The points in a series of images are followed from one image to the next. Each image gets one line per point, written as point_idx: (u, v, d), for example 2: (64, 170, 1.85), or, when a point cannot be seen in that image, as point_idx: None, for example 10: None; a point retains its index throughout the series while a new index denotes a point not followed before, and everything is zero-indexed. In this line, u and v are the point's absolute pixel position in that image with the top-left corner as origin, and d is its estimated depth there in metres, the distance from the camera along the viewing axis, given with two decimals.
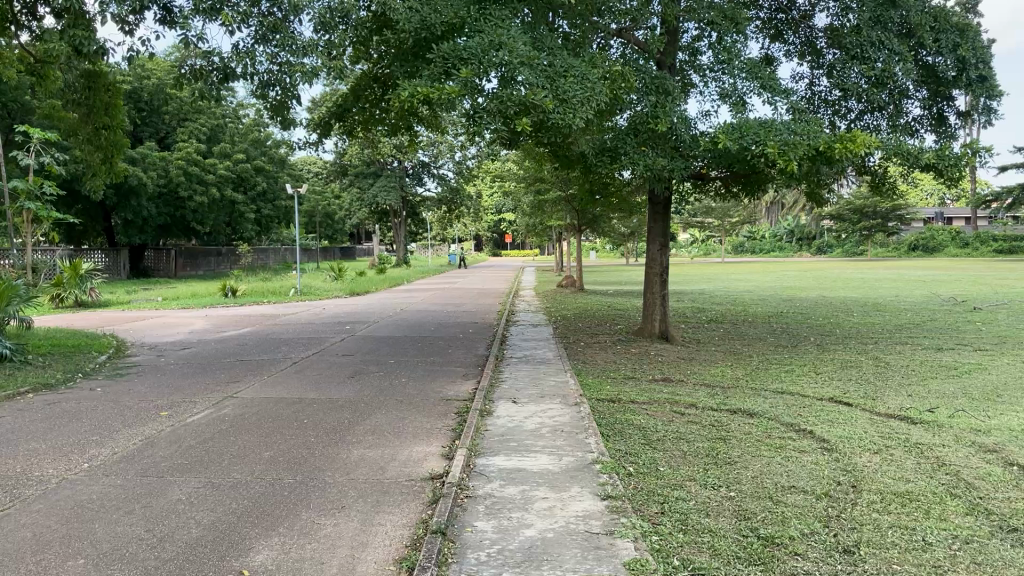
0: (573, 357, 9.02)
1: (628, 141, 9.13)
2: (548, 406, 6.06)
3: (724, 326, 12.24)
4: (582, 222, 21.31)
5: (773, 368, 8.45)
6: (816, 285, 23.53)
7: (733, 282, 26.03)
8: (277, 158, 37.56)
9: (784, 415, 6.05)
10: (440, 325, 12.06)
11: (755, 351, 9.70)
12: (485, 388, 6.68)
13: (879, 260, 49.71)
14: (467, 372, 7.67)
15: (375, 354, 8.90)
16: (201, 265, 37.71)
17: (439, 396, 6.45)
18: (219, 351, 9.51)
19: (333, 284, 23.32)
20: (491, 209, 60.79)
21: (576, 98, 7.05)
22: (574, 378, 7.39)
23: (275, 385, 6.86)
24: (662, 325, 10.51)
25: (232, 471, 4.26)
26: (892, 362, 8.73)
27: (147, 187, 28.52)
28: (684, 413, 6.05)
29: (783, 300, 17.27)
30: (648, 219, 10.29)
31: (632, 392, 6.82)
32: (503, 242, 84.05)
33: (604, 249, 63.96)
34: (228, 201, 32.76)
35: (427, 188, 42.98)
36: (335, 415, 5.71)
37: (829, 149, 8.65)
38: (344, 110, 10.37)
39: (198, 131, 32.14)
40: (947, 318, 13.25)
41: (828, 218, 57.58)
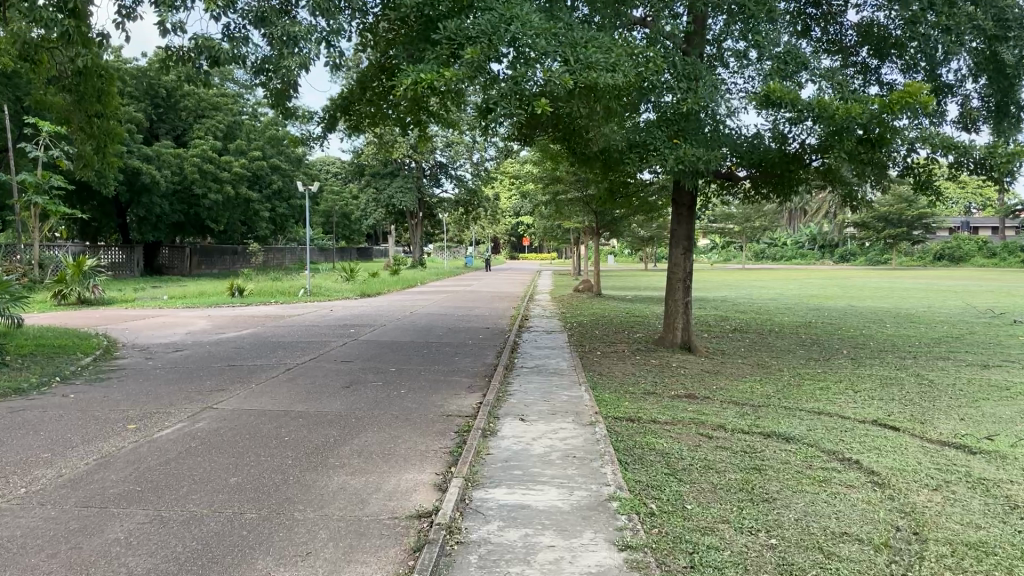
0: (589, 368, 8.38)
1: (663, 130, 8.34)
2: (559, 425, 5.44)
3: (750, 336, 11.52)
4: (601, 225, 20.66)
5: (806, 385, 7.75)
6: (844, 293, 22.77)
7: (757, 289, 25.29)
8: (293, 157, 37.15)
9: (825, 441, 5.38)
10: (450, 330, 11.45)
11: (786, 366, 8.98)
12: (491, 402, 6.07)
13: (904, 269, 48.76)
14: (473, 384, 7.06)
15: (377, 361, 8.28)
16: (215, 263, 37.38)
17: (439, 411, 5.83)
18: (210, 354, 8.93)
19: (344, 284, 22.81)
20: (508, 212, 60.28)
21: (603, 65, 6.66)
22: (589, 392, 6.77)
23: (262, 395, 6.28)
24: (684, 334, 9.85)
25: (187, 502, 3.68)
26: (937, 379, 8.02)
27: (160, 184, 28.16)
28: (712, 436, 5.40)
29: (810, 309, 16.54)
30: (672, 220, 9.67)
31: (653, 410, 6.19)
32: (521, 244, 83.69)
33: (623, 253, 63.21)
34: (243, 199, 32.39)
35: (444, 189, 42.49)
36: (320, 432, 5.12)
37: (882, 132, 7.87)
38: (349, 102, 9.77)
39: (215, 128, 31.78)
40: (988, 331, 12.48)
41: (852, 225, 56.57)
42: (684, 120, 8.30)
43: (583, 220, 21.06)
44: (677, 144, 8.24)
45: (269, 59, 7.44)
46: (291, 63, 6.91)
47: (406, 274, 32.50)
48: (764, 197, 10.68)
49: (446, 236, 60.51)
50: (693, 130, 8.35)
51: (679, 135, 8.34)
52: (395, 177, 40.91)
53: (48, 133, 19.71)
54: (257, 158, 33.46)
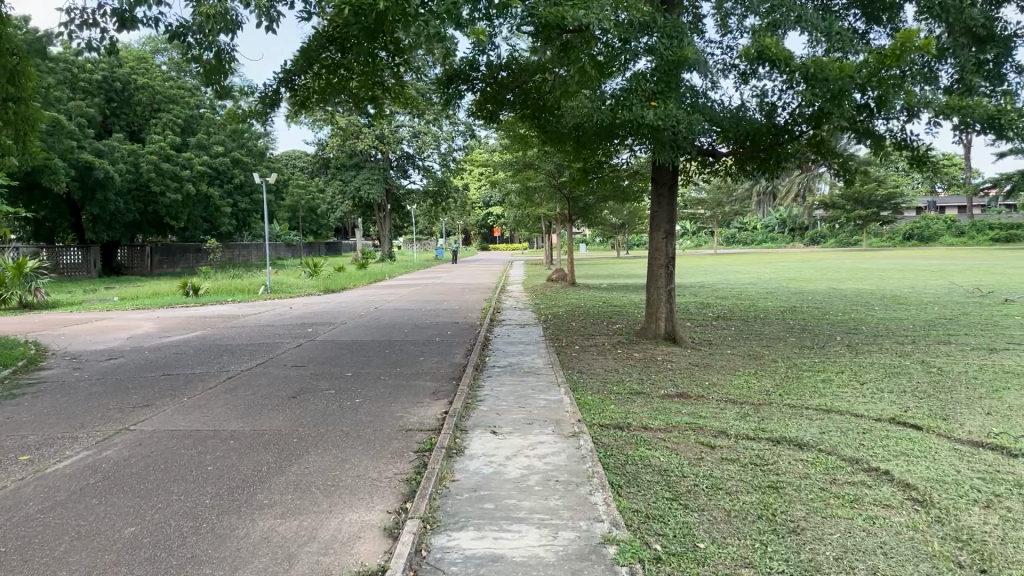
0: (568, 364, 7.62)
1: (638, 90, 7.57)
2: (537, 438, 4.64)
3: (736, 324, 10.81)
4: (574, 212, 19.83)
5: (806, 378, 7.04)
6: (822, 275, 22.26)
7: (733, 274, 24.71)
8: (254, 150, 35.91)
9: (843, 447, 4.66)
10: (415, 326, 10.65)
11: (780, 356, 8.25)
12: (457, 411, 5.27)
13: (875, 249, 48.63)
14: (438, 389, 6.24)
15: (332, 365, 7.44)
16: (177, 261, 36.10)
17: (397, 425, 5.01)
18: (148, 361, 8.02)
19: (307, 280, 21.85)
20: (478, 203, 59.23)
21: None
22: (569, 394, 6.00)
23: (194, 411, 5.44)
24: (668, 325, 9.11)
25: (61, 568, 2.85)
26: (946, 367, 7.36)
27: (115, 181, 26.68)
28: (715, 445, 4.65)
29: (793, 293, 15.93)
30: (653, 202, 8.93)
31: (644, 415, 5.41)
32: (492, 236, 82.92)
33: (595, 242, 62.45)
34: (202, 195, 31.19)
35: (411, 180, 41.43)
36: (252, 458, 4.29)
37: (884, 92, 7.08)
38: (294, 75, 8.73)
39: (172, 123, 30.46)
40: (980, 311, 11.92)
41: (822, 207, 56.49)
42: (660, 80, 7.57)
43: (555, 207, 20.27)
44: (653, 106, 7.44)
45: (189, 23, 6.52)
46: (209, 26, 5.98)
47: (372, 268, 31.49)
48: (746, 175, 9.99)
49: (414, 229, 59.28)
50: (669, 90, 7.57)
51: (656, 98, 7.54)
52: (360, 169, 39.84)
53: None
54: (218, 153, 32.25)
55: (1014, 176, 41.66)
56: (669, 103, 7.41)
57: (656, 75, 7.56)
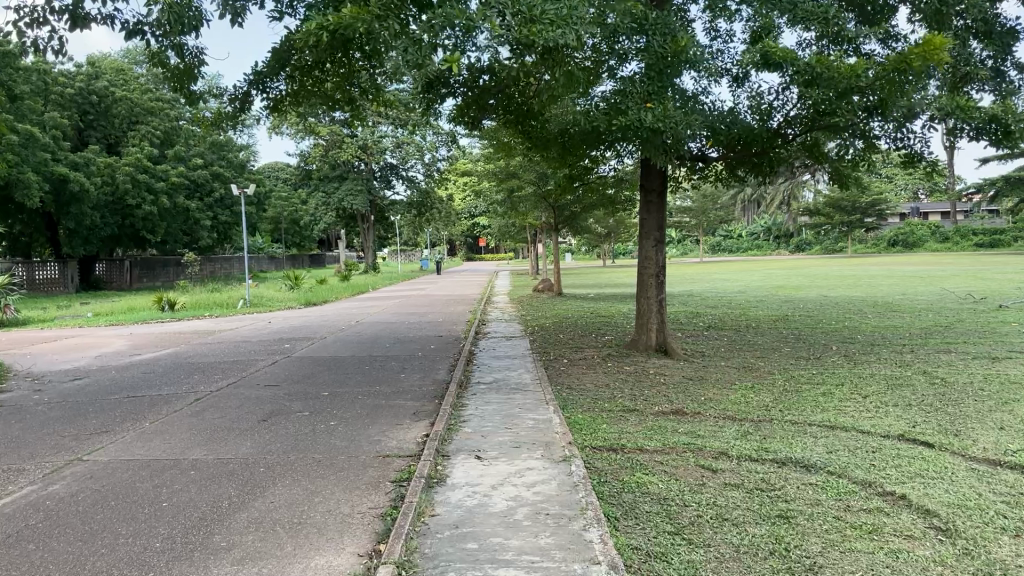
0: (556, 379, 7.27)
1: (633, 92, 7.30)
2: (525, 465, 4.28)
3: (728, 334, 10.50)
4: (560, 222, 19.52)
5: (806, 391, 6.73)
6: (812, 283, 22.02)
7: (722, 282, 24.45)
8: (234, 162, 35.49)
9: (854, 469, 4.35)
10: (398, 341, 10.28)
11: (777, 368, 7.95)
12: (439, 435, 4.90)
13: (860, 256, 48.58)
14: (419, 409, 5.87)
15: (308, 384, 7.05)
16: (158, 275, 35.59)
17: (374, 451, 4.64)
18: (113, 381, 7.61)
19: (288, 293, 21.42)
20: (463, 213, 58.86)
21: None
22: (558, 413, 5.65)
23: (155, 438, 5.05)
24: (660, 335, 8.78)
25: None
26: (951, 377, 7.07)
27: (91, 195, 26.13)
28: (717, 468, 4.32)
29: (783, 301, 15.64)
30: (641, 209, 8.63)
31: (639, 435, 5.06)
32: (478, 246, 82.56)
33: (581, 251, 62.25)
34: (181, 208, 30.76)
35: (395, 191, 41.02)
36: (213, 492, 3.91)
37: (887, 97, 6.86)
38: (267, 77, 8.38)
39: (150, 135, 29.96)
40: (976, 318, 11.67)
41: (807, 214, 56.45)
42: (655, 80, 7.33)
43: (541, 216, 19.94)
44: (648, 108, 7.16)
45: (148, 20, 6.15)
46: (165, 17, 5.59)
47: (355, 280, 31.05)
48: (736, 182, 9.73)
49: (399, 241, 58.85)
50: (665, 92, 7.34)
51: (652, 100, 7.30)
52: (343, 180, 39.42)
53: None
54: (197, 165, 31.77)
55: (997, 182, 41.75)
56: (665, 105, 7.16)
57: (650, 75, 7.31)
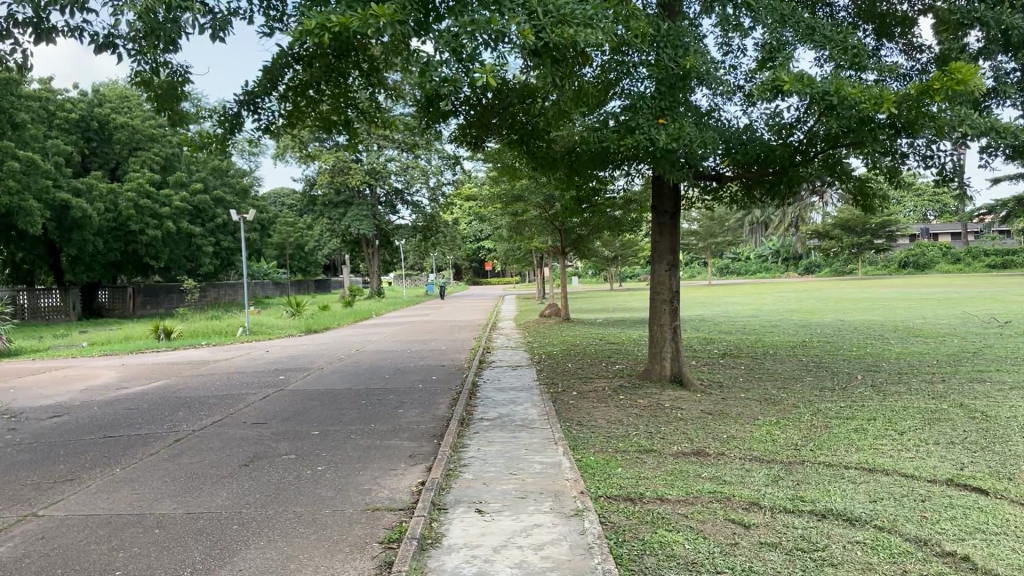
0: (566, 415, 6.77)
1: (643, 108, 6.82)
2: (532, 521, 3.78)
3: (745, 362, 9.99)
4: (566, 246, 19.06)
5: (836, 427, 6.21)
6: (826, 306, 21.50)
7: (733, 306, 23.93)
8: (238, 188, 35.21)
9: (905, 523, 3.84)
10: (398, 371, 9.80)
11: (801, 400, 7.43)
12: (436, 483, 4.41)
13: (870, 278, 47.99)
14: (416, 450, 5.38)
15: (300, 421, 6.58)
16: (161, 302, 35.27)
17: (362, 504, 4.15)
18: (93, 419, 7.13)
19: (289, 320, 20.97)
20: (470, 238, 58.51)
21: None
22: (567, 455, 5.16)
23: (124, 488, 4.56)
24: (674, 365, 8.25)
25: None
26: (991, 411, 6.55)
27: (93, 221, 25.81)
28: (749, 523, 3.83)
29: (799, 326, 15.13)
30: (654, 232, 8.18)
31: (658, 482, 4.56)
32: (483, 270, 82.21)
33: (587, 274, 61.79)
34: (184, 234, 30.47)
35: (399, 216, 40.76)
36: (174, 558, 3.41)
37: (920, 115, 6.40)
38: (258, 97, 7.92)
39: (152, 160, 29.73)
40: (1004, 343, 11.13)
41: (815, 237, 55.95)
42: (667, 95, 6.85)
43: (547, 240, 19.51)
44: (661, 124, 6.67)
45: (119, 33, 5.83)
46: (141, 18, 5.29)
47: (360, 306, 30.61)
48: (750, 204, 9.31)
49: (404, 265, 58.46)
50: (678, 106, 6.87)
51: (664, 115, 6.83)
52: (349, 206, 39.09)
53: None
54: (199, 191, 31.51)
55: (1009, 203, 41.28)
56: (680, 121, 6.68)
57: (662, 88, 6.83)
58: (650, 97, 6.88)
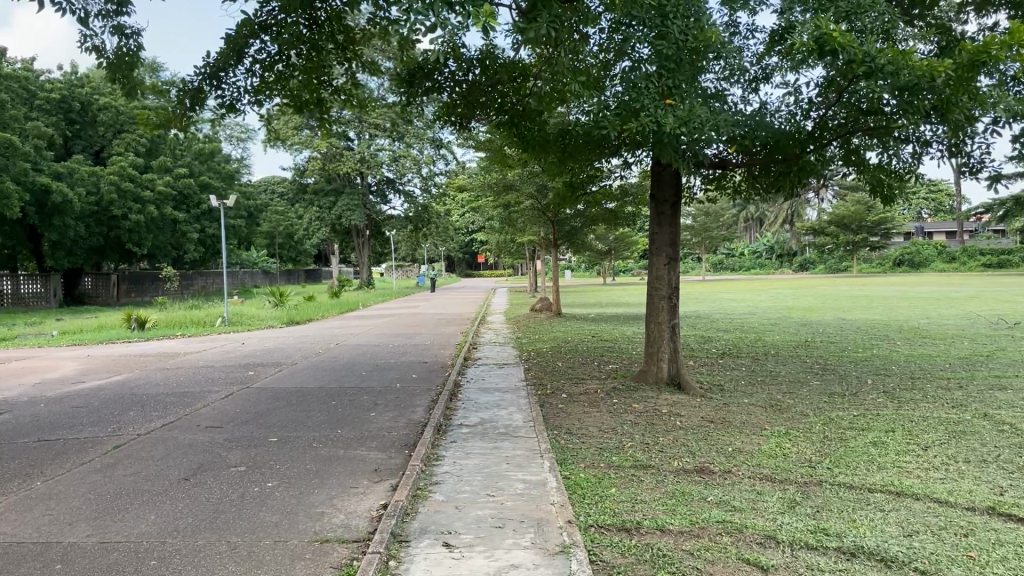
0: (554, 421, 6.14)
1: (648, 88, 6.15)
2: (509, 560, 3.16)
3: (746, 364, 9.38)
4: (559, 238, 18.44)
5: (850, 441, 5.60)
6: (825, 304, 20.90)
7: (730, 303, 23.36)
8: (225, 173, 34.44)
9: (951, 567, 3.22)
10: (377, 368, 9.18)
11: (809, 407, 6.83)
12: (397, 508, 3.79)
13: (865, 276, 47.47)
14: (381, 464, 4.75)
15: (259, 424, 5.95)
16: (145, 290, 34.57)
17: (311, 534, 3.51)
18: (34, 417, 6.47)
19: (271, 311, 20.27)
20: (462, 230, 57.70)
21: None
22: (554, 471, 4.55)
23: (38, 506, 3.91)
24: (671, 366, 7.65)
25: None
26: (1018, 424, 5.95)
27: (74, 205, 24.99)
28: (764, 566, 3.21)
29: (799, 324, 14.54)
30: (652, 223, 7.56)
31: (657, 508, 3.94)
32: (476, 261, 81.72)
33: (580, 268, 61.24)
34: (168, 220, 29.71)
35: (391, 205, 40.07)
36: None
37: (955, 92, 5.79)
38: (222, 69, 7.24)
39: (137, 144, 28.99)
40: (1017, 346, 10.56)
41: (810, 234, 55.42)
42: (676, 72, 6.15)
43: (540, 232, 18.87)
44: (669, 106, 6.02)
45: None
46: None
47: (347, 297, 29.92)
48: (755, 196, 8.68)
49: (396, 255, 57.57)
50: (686, 84, 6.19)
51: (671, 96, 6.18)
52: (340, 194, 38.25)
53: None
54: (184, 176, 30.77)
55: (1007, 202, 40.79)
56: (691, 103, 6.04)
57: (669, 64, 6.12)
58: (654, 75, 6.20)
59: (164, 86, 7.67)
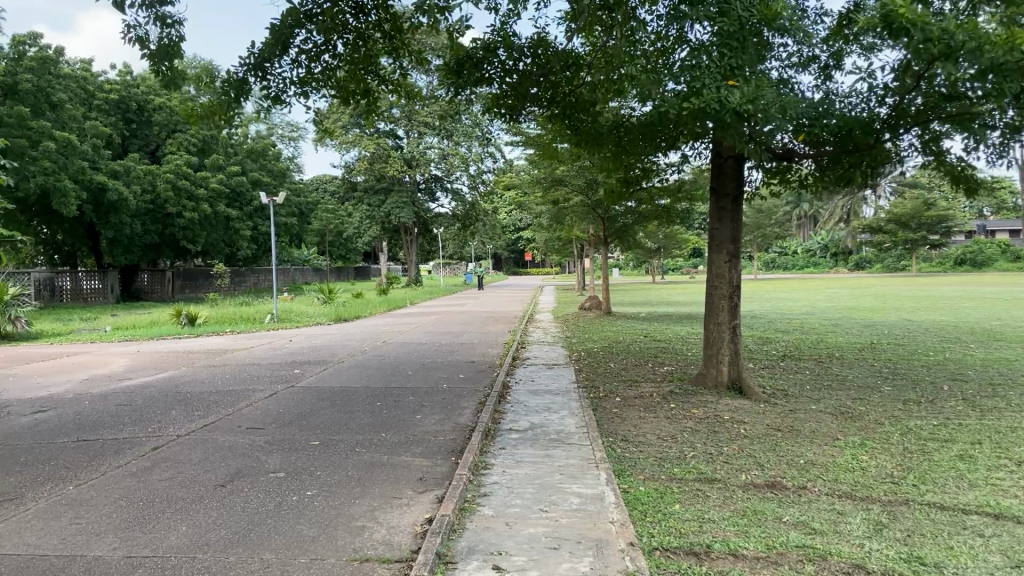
0: (610, 427, 5.80)
1: (709, 67, 5.69)
2: None
3: (810, 367, 8.91)
4: (610, 236, 18.03)
5: (935, 453, 5.15)
6: (888, 304, 20.06)
7: (786, 303, 22.63)
8: (276, 171, 34.73)
9: None
10: (423, 368, 8.93)
11: (884, 415, 6.36)
12: (443, 523, 3.49)
13: (925, 276, 45.89)
14: (427, 472, 4.46)
15: (301, 426, 5.72)
16: (199, 287, 35.08)
17: (348, 552, 3.23)
18: (77, 416, 6.34)
19: (320, 308, 20.25)
20: (510, 227, 57.48)
21: None
22: (612, 484, 4.20)
23: (68, 514, 3.70)
24: (732, 371, 7.20)
25: None
26: None
27: (129, 203, 25.25)
28: None
29: (862, 325, 13.90)
30: (712, 219, 7.14)
31: (728, 528, 3.58)
32: (523, 259, 81.55)
33: (628, 267, 60.56)
34: (221, 218, 30.01)
35: (439, 203, 40.01)
36: None
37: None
38: (266, 61, 7.04)
39: (190, 142, 29.35)
40: None
41: (867, 232, 53.84)
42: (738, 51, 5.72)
43: (589, 229, 18.49)
44: (732, 86, 5.55)
45: None
46: None
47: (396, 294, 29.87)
48: (821, 191, 8.20)
49: (443, 252, 57.62)
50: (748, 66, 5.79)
51: (734, 78, 5.72)
52: (389, 192, 38.30)
53: None
54: (236, 174, 31.06)
55: None
56: (755, 83, 5.58)
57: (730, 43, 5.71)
58: (715, 54, 5.75)
59: (209, 78, 7.52)
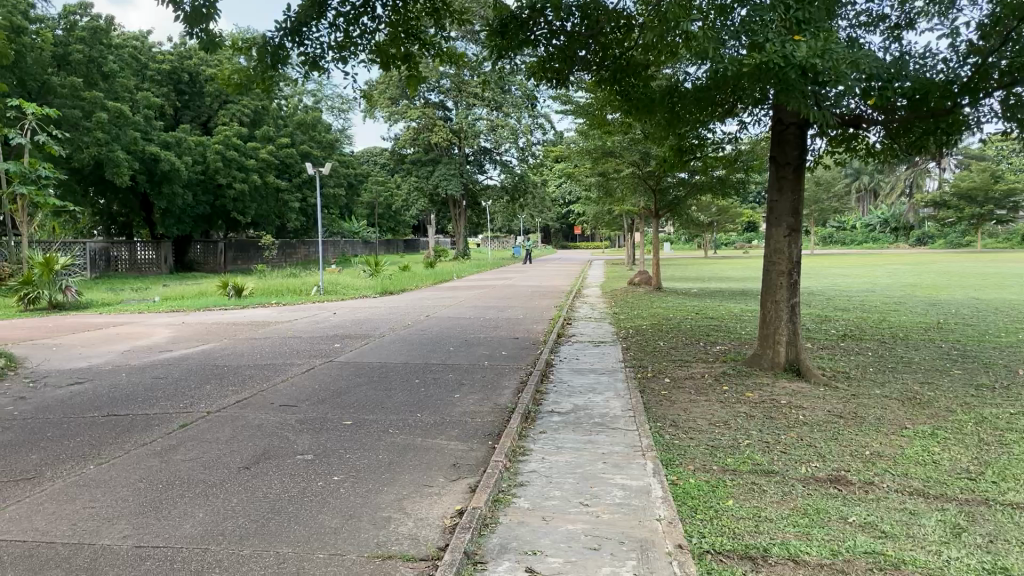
0: (658, 411, 5.46)
1: (772, 22, 5.23)
2: None
3: (873, 348, 8.42)
4: (661, 208, 17.53)
5: (1016, 446, 4.70)
6: (953, 282, 19.21)
7: (845, 279, 21.83)
8: (326, 144, 34.75)
9: None
10: (466, 344, 8.69)
11: (956, 402, 5.91)
12: (472, 517, 3.21)
13: (991, 253, 44.10)
14: (460, 458, 4.20)
15: (335, 404, 5.52)
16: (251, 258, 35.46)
17: (369, 548, 2.97)
18: (113, 389, 6.24)
19: (367, 280, 20.19)
20: (559, 200, 56.93)
21: None
22: (660, 476, 3.88)
23: (84, 496, 3.53)
24: (790, 351, 6.79)
25: None
26: None
27: (182, 174, 25.26)
28: None
29: (927, 304, 13.23)
30: (772, 189, 6.70)
31: (788, 530, 3.24)
32: (572, 232, 80.94)
33: (680, 241, 59.55)
34: (271, 189, 30.16)
35: (488, 175, 39.68)
36: None
37: None
38: (304, 24, 6.78)
39: (241, 114, 29.48)
40: None
41: (929, 206, 51.95)
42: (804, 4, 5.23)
43: (640, 202, 17.99)
44: (797, 42, 5.10)
45: None
46: None
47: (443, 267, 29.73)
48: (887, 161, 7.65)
49: (492, 225, 57.44)
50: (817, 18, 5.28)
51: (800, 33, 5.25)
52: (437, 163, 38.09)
53: (34, 116, 17.30)
54: (286, 146, 31.15)
55: None
56: (822, 38, 5.12)
57: None
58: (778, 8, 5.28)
59: (248, 45, 7.31)
